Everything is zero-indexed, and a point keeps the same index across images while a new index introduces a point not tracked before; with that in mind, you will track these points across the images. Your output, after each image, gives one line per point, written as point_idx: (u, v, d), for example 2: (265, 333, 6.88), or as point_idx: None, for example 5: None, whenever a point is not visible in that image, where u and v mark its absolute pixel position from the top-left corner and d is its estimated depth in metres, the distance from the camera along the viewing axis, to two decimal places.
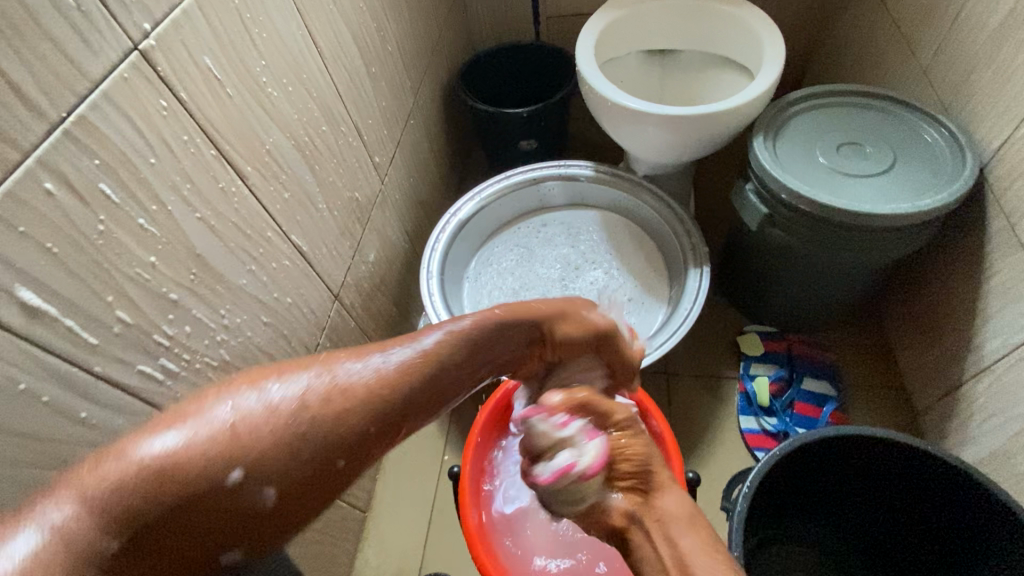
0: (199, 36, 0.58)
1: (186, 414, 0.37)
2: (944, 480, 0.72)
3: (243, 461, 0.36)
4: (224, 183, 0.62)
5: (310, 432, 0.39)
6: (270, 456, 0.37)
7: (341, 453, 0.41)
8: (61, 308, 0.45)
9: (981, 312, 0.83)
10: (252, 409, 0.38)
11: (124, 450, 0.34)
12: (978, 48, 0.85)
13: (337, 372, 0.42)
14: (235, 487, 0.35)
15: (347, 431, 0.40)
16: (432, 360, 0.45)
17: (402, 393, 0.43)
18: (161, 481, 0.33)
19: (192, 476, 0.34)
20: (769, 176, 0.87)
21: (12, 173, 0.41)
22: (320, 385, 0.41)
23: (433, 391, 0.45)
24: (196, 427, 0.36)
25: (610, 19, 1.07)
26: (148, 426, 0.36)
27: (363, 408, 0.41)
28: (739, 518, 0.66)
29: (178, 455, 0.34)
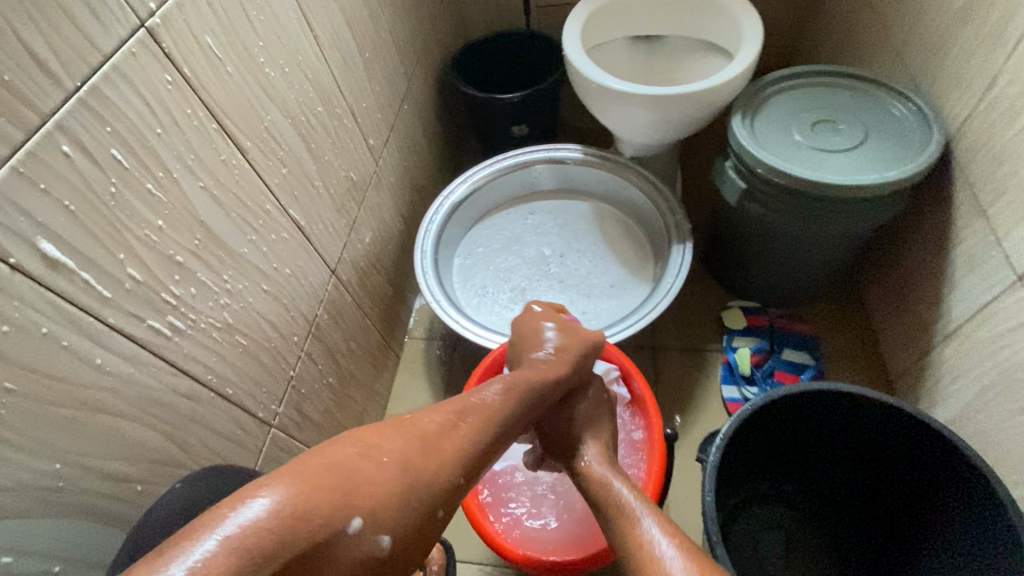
0: (201, 16, 0.62)
1: (300, 464, 0.38)
2: (908, 435, 0.76)
3: (364, 510, 0.37)
4: (226, 156, 0.66)
5: (413, 486, 0.40)
6: (384, 509, 0.38)
7: (439, 508, 0.41)
8: (77, 261, 0.49)
9: (949, 278, 0.87)
10: (364, 474, 0.39)
11: (238, 511, 0.33)
12: (945, 27, 0.88)
13: (421, 430, 0.44)
14: (358, 536, 0.36)
15: (448, 478, 0.42)
16: (500, 410, 0.50)
17: (483, 443, 0.46)
18: (294, 527, 0.34)
19: (323, 522, 0.35)
20: (746, 152, 0.91)
21: (32, 134, 0.45)
22: (413, 444, 0.42)
23: (502, 437, 0.49)
24: (316, 473, 0.37)
25: (596, 5, 1.11)
26: (264, 480, 0.36)
27: (455, 461, 0.43)
28: (712, 468, 0.70)
29: (301, 512, 0.34)
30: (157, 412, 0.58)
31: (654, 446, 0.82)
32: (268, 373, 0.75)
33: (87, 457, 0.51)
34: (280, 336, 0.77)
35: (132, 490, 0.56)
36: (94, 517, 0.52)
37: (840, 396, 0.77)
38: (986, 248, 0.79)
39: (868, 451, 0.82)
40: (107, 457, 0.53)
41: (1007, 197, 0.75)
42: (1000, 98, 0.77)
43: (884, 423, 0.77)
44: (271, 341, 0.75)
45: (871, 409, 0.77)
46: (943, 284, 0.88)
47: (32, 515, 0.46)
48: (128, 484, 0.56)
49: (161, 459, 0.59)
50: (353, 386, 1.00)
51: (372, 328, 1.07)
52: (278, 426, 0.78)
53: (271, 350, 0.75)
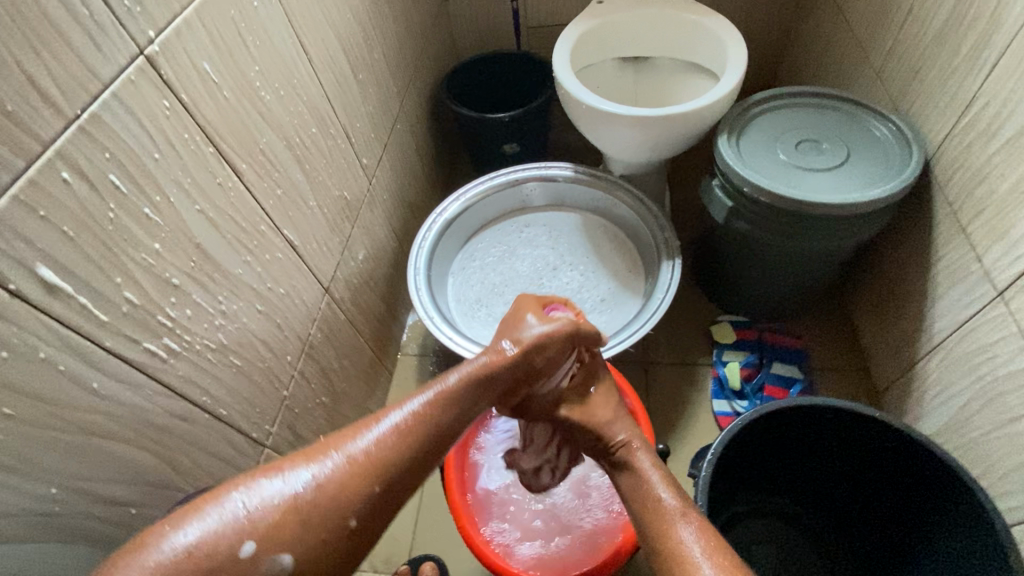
0: (199, 43, 0.63)
1: (211, 498, 0.43)
2: (896, 448, 0.78)
3: (257, 533, 0.41)
4: (221, 178, 0.67)
5: (314, 506, 0.43)
6: (285, 529, 0.42)
7: (353, 519, 0.44)
8: (75, 286, 0.49)
9: (931, 293, 0.89)
10: (266, 501, 0.43)
11: (145, 549, 0.38)
12: (922, 50, 0.92)
13: (330, 454, 0.46)
14: (251, 556, 0.40)
15: (355, 492, 0.44)
16: (420, 422, 0.49)
17: (397, 457, 0.47)
18: (187, 559, 0.38)
19: (214, 549, 0.39)
20: (733, 171, 0.93)
21: (33, 162, 0.46)
22: (318, 468, 0.45)
23: (423, 448, 0.49)
24: (219, 508, 0.41)
25: (585, 28, 1.14)
26: (178, 514, 0.41)
27: (359, 477, 0.45)
28: (704, 482, 0.71)
29: (198, 546, 0.39)
30: (151, 435, 0.58)
31: None
32: (262, 393, 0.75)
33: (82, 481, 0.51)
34: (274, 356, 0.78)
35: (126, 514, 0.56)
36: (88, 541, 0.52)
37: (828, 410, 0.78)
38: (967, 264, 0.81)
39: (857, 463, 0.83)
40: (102, 481, 0.53)
41: (986, 214, 0.78)
42: (978, 118, 0.80)
43: (871, 436, 0.79)
44: (265, 361, 0.76)
45: (858, 423, 0.78)
46: (926, 298, 0.90)
47: (27, 540, 0.46)
48: (122, 508, 0.56)
49: (155, 482, 0.59)
50: (346, 404, 1.00)
51: (365, 346, 1.07)
52: (271, 446, 0.78)
53: (264, 370, 0.76)
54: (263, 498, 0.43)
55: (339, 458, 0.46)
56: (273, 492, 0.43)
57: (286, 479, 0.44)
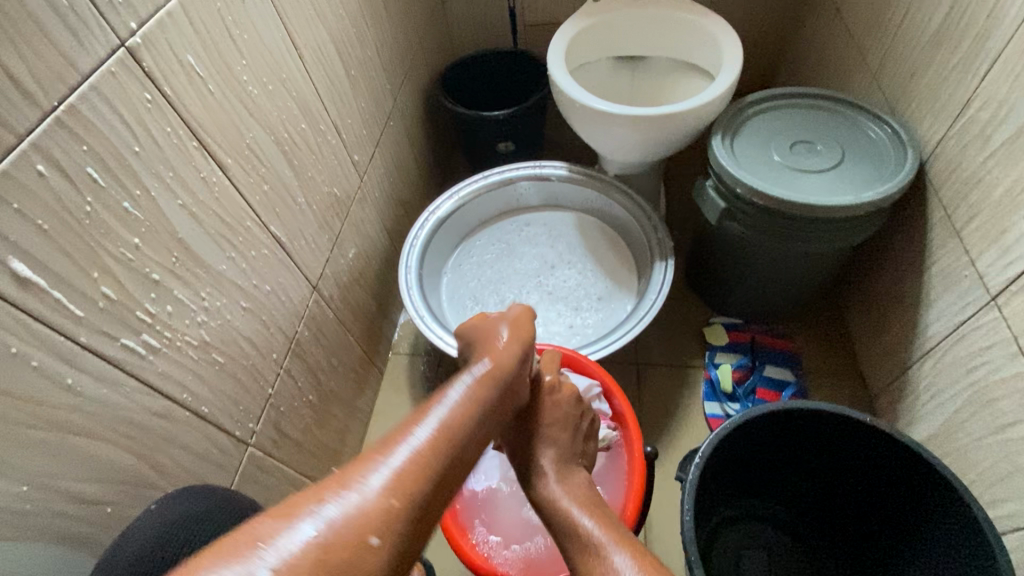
0: (183, 36, 0.62)
1: (237, 544, 0.34)
2: (885, 453, 0.77)
3: (327, 546, 0.35)
4: (205, 173, 0.66)
5: (352, 533, 0.36)
6: (334, 565, 0.34)
7: (394, 546, 0.37)
8: (49, 280, 0.48)
9: (925, 298, 0.88)
10: (299, 539, 0.34)
11: None
12: (918, 52, 0.91)
13: (363, 477, 0.39)
14: (348, 567, 0.35)
15: (427, 484, 0.41)
16: (455, 420, 0.46)
17: (442, 460, 0.43)
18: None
19: (292, 571, 0.33)
20: (725, 173, 0.92)
21: (7, 154, 0.45)
22: (348, 496, 0.38)
23: (459, 448, 0.45)
24: (273, 541, 0.34)
25: (580, 26, 1.13)
26: (196, 565, 0.32)
27: (395, 494, 0.39)
28: (691, 486, 0.70)
29: (269, 571, 0.32)
30: (129, 433, 0.57)
31: (634, 467, 0.82)
32: (246, 391, 0.74)
33: (55, 479, 0.50)
34: (258, 354, 0.77)
35: (103, 513, 0.55)
36: (62, 540, 0.51)
37: (817, 414, 0.78)
38: (961, 269, 0.80)
39: (847, 469, 0.82)
40: (77, 479, 0.52)
41: (981, 218, 0.77)
42: (974, 121, 0.79)
43: (860, 441, 0.78)
44: (249, 359, 0.75)
45: (849, 427, 0.78)
46: (920, 302, 0.89)
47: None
48: (98, 506, 0.55)
49: (134, 480, 0.58)
50: (333, 403, 0.99)
51: (354, 345, 1.06)
52: (255, 444, 0.77)
53: (248, 367, 0.75)
54: (301, 533, 0.35)
55: (371, 483, 0.39)
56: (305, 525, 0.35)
57: (318, 513, 0.36)
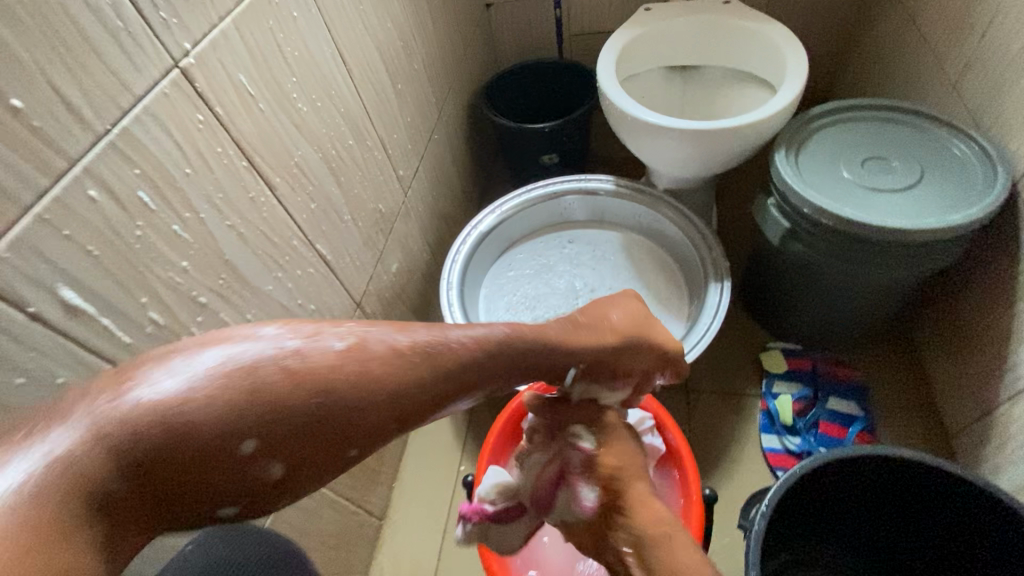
0: (235, 54, 0.61)
1: (221, 338, 0.30)
2: (972, 503, 0.70)
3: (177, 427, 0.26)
4: (254, 193, 0.65)
5: (258, 371, 0.29)
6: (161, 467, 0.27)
7: (271, 478, 0.30)
8: (97, 307, 0.47)
9: (1016, 332, 0.80)
10: (137, 404, 0.26)
11: (111, 396, 0.27)
12: (1009, 62, 0.83)
13: (233, 397, 0.28)
14: (246, 464, 0.28)
15: (296, 413, 0.29)
16: (410, 361, 0.33)
17: (348, 415, 0.31)
18: (122, 449, 0.26)
19: (190, 455, 0.27)
20: (791, 190, 0.86)
21: (59, 181, 0.44)
22: (218, 403, 0.28)
23: (449, 386, 0.34)
24: (171, 379, 0.27)
25: (632, 36, 1.09)
26: (116, 374, 0.28)
27: (319, 422, 0.30)
28: (756, 537, 0.64)
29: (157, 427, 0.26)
30: None
31: (692, 512, 0.76)
32: None
33: None
34: None
35: None
36: None
37: (895, 460, 0.71)
38: None
39: (926, 519, 0.75)
40: None
41: None
42: None
43: (941, 489, 0.71)
44: None
45: (934, 474, 0.70)
46: (1009, 336, 0.81)
47: None
48: None
49: None
50: None
51: None
52: None
53: None
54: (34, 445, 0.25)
55: (244, 404, 0.28)
56: (146, 386, 0.27)
57: (148, 383, 0.27)
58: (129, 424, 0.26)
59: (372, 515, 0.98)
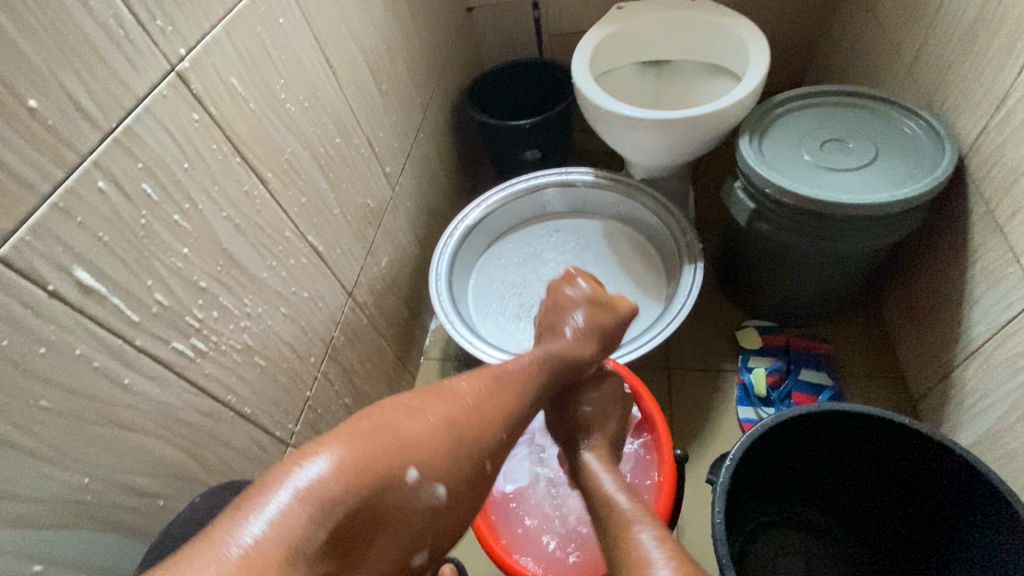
0: (227, 59, 0.67)
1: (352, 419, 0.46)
2: (926, 456, 0.74)
3: (371, 466, 0.42)
4: (247, 187, 0.70)
5: (400, 424, 0.47)
6: (361, 492, 0.41)
7: (424, 501, 0.45)
8: (108, 287, 0.53)
9: (968, 296, 0.85)
10: (333, 463, 0.41)
11: (295, 472, 0.40)
12: (953, 46, 0.88)
13: (387, 444, 0.45)
14: (413, 482, 0.44)
15: (426, 441, 0.47)
16: (474, 408, 0.52)
17: (458, 454, 0.48)
18: (339, 484, 0.40)
19: (384, 479, 0.43)
20: (754, 173, 0.91)
21: (72, 172, 0.49)
22: (381, 450, 0.44)
23: (499, 425, 0.53)
24: (335, 446, 0.42)
25: (604, 34, 1.14)
26: (291, 461, 0.42)
27: (440, 457, 0.47)
28: (722, 489, 0.70)
29: (354, 466, 0.42)
30: (180, 430, 0.61)
31: (664, 469, 0.81)
32: (286, 394, 0.78)
33: (114, 472, 0.54)
34: (298, 358, 0.80)
35: (153, 505, 0.59)
36: (119, 530, 0.55)
37: (854, 417, 0.76)
38: (1004, 266, 0.77)
39: (886, 473, 0.80)
40: (132, 472, 0.56)
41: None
42: (1013, 114, 0.76)
43: (897, 443, 0.76)
44: (289, 362, 0.78)
45: (890, 428, 0.75)
46: (962, 302, 0.86)
47: (58, 526, 0.49)
48: (150, 499, 0.58)
49: (183, 474, 0.62)
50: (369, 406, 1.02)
51: (388, 350, 1.09)
52: (295, 444, 0.80)
53: (287, 370, 0.78)
54: (278, 501, 0.38)
55: (395, 452, 0.45)
56: (328, 450, 0.42)
57: (321, 452, 0.42)
58: (329, 472, 0.40)
59: None
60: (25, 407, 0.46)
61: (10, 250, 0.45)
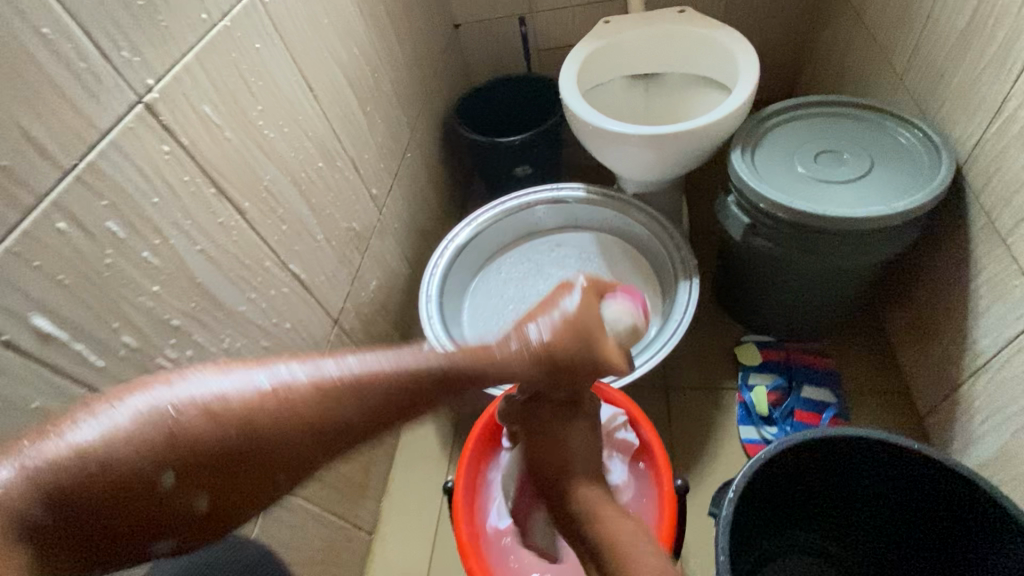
0: (200, 88, 0.64)
1: (168, 384, 0.42)
2: (938, 481, 0.71)
3: (175, 464, 0.40)
4: (223, 218, 0.68)
5: (212, 419, 0.41)
6: (170, 424, 0.40)
7: (221, 447, 0.41)
8: (70, 333, 0.50)
9: (973, 310, 0.82)
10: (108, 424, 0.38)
11: (74, 427, 0.37)
12: (946, 54, 0.87)
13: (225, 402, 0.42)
14: (164, 488, 0.39)
15: (258, 435, 0.42)
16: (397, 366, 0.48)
17: (260, 427, 0.42)
18: (94, 474, 0.36)
19: (124, 472, 0.37)
20: (747, 188, 0.89)
21: (29, 215, 0.47)
22: (247, 377, 0.44)
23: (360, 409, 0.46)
24: (127, 415, 0.39)
25: (592, 48, 1.13)
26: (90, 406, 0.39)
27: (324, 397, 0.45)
28: (726, 522, 0.66)
29: (104, 451, 0.37)
30: None
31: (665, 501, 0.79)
32: None
33: None
34: None
35: None
36: None
37: (863, 439, 0.73)
38: (1009, 279, 0.75)
39: (895, 497, 0.77)
40: None
41: None
42: (1010, 123, 0.74)
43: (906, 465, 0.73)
44: None
45: (899, 452, 0.72)
46: (967, 316, 0.84)
47: None
48: None
49: None
50: None
51: None
52: None
53: None
54: (87, 429, 0.37)
55: (284, 374, 0.45)
56: (105, 419, 0.38)
57: (88, 425, 0.37)
58: (74, 452, 0.36)
59: (362, 529, 0.99)
60: None
61: None
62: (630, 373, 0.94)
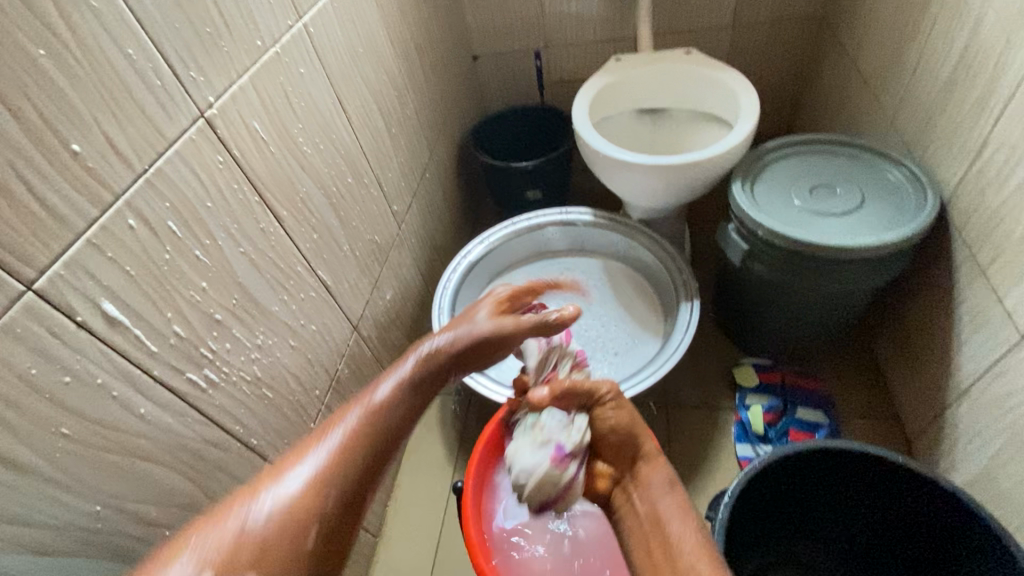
0: (251, 106, 0.71)
1: (253, 491, 0.42)
2: (922, 494, 0.76)
3: (293, 547, 0.40)
4: (264, 224, 0.73)
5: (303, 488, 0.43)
6: (252, 545, 0.39)
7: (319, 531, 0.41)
8: (131, 319, 0.55)
9: (957, 336, 0.87)
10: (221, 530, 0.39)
11: (197, 537, 0.38)
12: (932, 99, 0.94)
13: (293, 471, 0.44)
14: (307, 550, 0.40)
15: (354, 488, 0.45)
16: None
17: None
18: (257, 552, 0.39)
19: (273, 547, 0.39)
20: (747, 216, 0.95)
21: (106, 211, 0.52)
22: (303, 471, 0.44)
23: None
24: (215, 533, 0.39)
25: (603, 83, 1.21)
26: (193, 528, 0.39)
27: (331, 486, 0.44)
28: (721, 525, 0.71)
29: (234, 554, 0.38)
30: (188, 460, 0.62)
31: None
32: (290, 426, 0.79)
33: (124, 501, 0.55)
34: (303, 390, 0.82)
35: (161, 535, 0.59)
36: (126, 561, 0.55)
37: (849, 453, 0.77)
38: (989, 308, 0.80)
39: (884, 512, 0.80)
40: (141, 500, 0.57)
41: (1004, 259, 0.78)
42: (989, 164, 0.81)
43: (895, 481, 0.77)
44: (295, 395, 0.80)
45: (886, 466, 0.77)
46: (951, 342, 0.89)
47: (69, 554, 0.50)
48: (156, 529, 0.59)
49: (189, 505, 0.63)
50: None
51: None
52: None
53: (294, 402, 0.80)
54: (229, 525, 0.39)
55: (307, 466, 0.44)
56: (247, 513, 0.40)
57: (191, 551, 0.37)
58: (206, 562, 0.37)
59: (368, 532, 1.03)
60: (48, 434, 0.48)
61: (47, 284, 0.47)
62: (632, 386, 0.98)
